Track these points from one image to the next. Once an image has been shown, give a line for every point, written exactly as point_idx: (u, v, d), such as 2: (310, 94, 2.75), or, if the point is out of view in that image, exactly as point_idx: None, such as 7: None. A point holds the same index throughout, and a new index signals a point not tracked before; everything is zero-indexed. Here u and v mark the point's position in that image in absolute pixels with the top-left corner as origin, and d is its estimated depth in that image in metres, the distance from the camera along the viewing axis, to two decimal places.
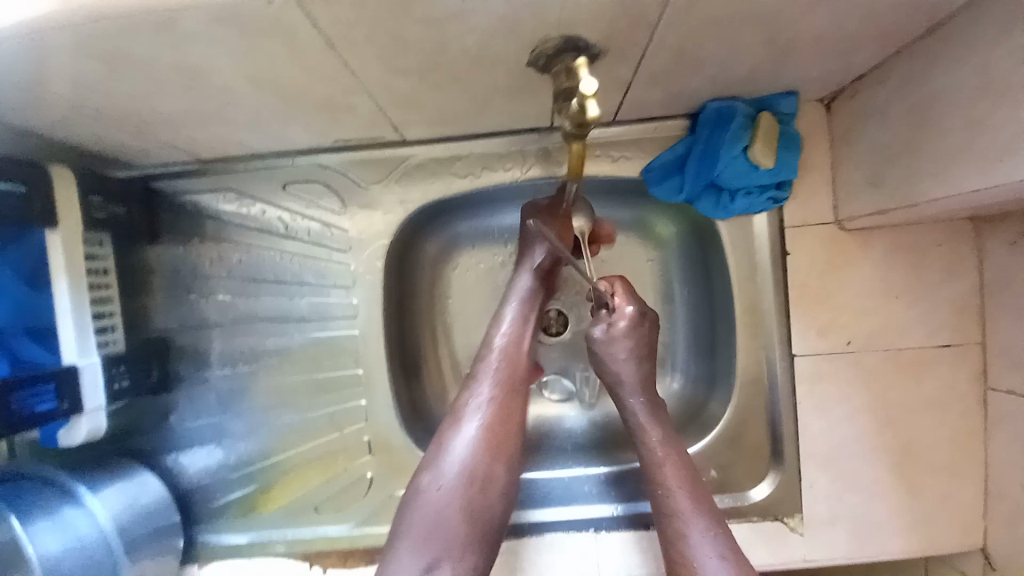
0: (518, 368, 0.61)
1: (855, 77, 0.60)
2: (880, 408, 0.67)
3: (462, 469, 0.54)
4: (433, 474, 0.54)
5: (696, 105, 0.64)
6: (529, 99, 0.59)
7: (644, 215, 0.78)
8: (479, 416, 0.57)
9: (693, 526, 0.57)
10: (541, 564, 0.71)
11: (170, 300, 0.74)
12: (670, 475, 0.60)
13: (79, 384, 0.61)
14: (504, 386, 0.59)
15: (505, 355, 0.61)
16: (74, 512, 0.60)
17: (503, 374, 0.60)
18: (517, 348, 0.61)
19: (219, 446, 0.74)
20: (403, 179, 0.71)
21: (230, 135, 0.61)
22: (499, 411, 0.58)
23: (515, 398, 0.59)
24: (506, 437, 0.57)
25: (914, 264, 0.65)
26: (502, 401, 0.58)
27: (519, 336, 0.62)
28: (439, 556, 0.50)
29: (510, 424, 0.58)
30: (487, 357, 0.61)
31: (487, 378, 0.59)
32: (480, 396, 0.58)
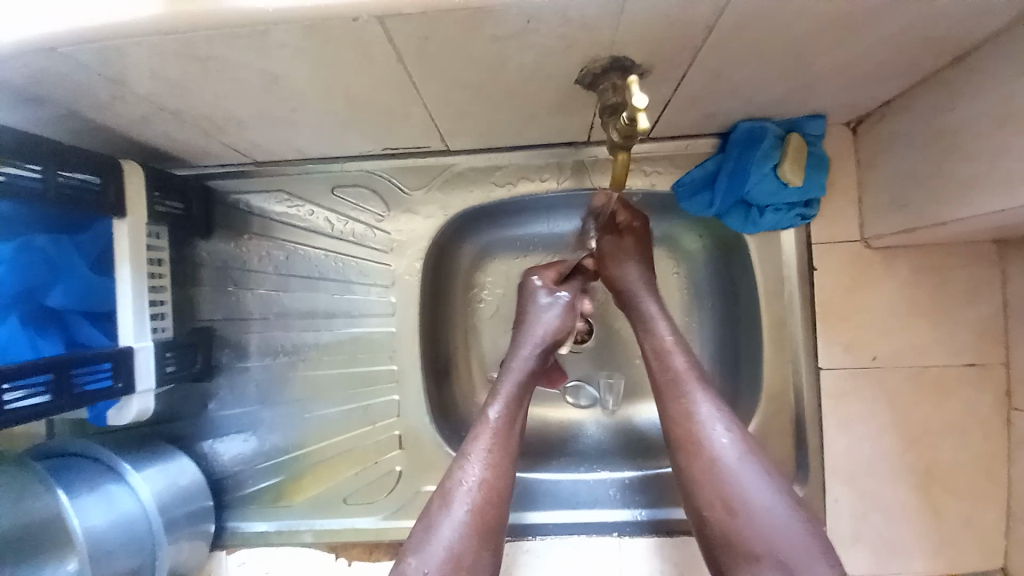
0: (505, 453, 0.59)
1: (881, 104, 0.63)
2: (904, 424, 0.68)
3: (447, 553, 0.53)
4: (419, 559, 0.53)
5: (727, 125, 0.68)
6: (570, 115, 0.62)
7: (670, 228, 0.80)
8: (469, 500, 0.56)
9: (713, 427, 0.57)
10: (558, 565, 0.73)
11: (217, 293, 0.78)
12: (685, 381, 0.60)
13: (133, 364, 0.64)
14: (493, 472, 0.58)
15: (494, 438, 0.60)
16: (119, 489, 0.63)
17: (495, 453, 0.59)
18: (508, 434, 0.60)
19: (254, 435, 0.77)
20: (445, 185, 0.75)
21: (289, 138, 0.66)
22: (488, 494, 0.57)
23: (505, 480, 0.58)
24: (493, 514, 0.57)
25: (939, 286, 0.67)
26: (486, 495, 0.57)
27: (508, 421, 0.61)
28: None
29: (497, 510, 0.57)
30: (478, 435, 0.60)
31: (475, 461, 0.58)
32: (471, 479, 0.57)
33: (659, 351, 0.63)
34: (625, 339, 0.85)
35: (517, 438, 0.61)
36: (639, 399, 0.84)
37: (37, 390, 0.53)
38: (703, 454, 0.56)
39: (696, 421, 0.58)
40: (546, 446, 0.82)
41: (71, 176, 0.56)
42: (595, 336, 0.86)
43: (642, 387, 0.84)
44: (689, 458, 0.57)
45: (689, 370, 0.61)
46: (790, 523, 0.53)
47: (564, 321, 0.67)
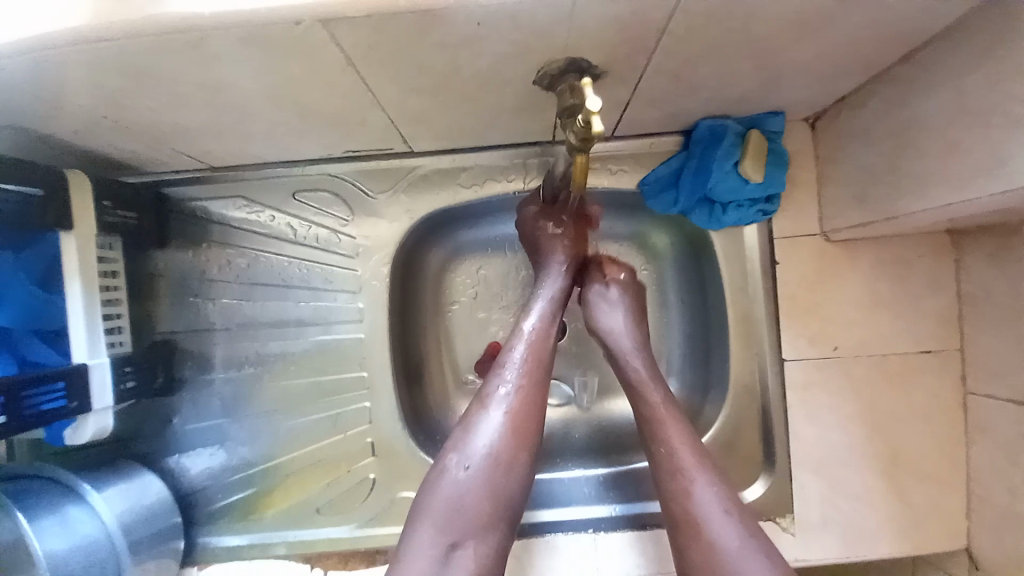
0: (542, 359, 0.60)
1: (836, 100, 0.64)
2: (867, 412, 0.70)
3: (487, 451, 0.54)
4: (459, 455, 0.55)
5: (690, 123, 0.68)
6: (532, 116, 0.62)
7: (639, 226, 0.80)
8: (506, 403, 0.57)
9: (705, 497, 0.54)
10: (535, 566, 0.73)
11: (178, 304, 0.76)
12: (682, 458, 0.56)
13: (88, 382, 0.62)
14: (532, 378, 0.59)
15: (530, 346, 0.61)
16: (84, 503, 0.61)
17: (530, 362, 0.59)
18: (542, 342, 0.61)
19: (223, 448, 0.75)
20: (410, 188, 0.74)
21: (245, 144, 0.64)
22: (524, 398, 0.57)
23: (541, 389, 0.59)
24: (531, 418, 0.57)
25: (897, 276, 0.69)
26: (524, 401, 0.57)
27: (543, 333, 0.62)
28: (460, 537, 0.51)
29: (534, 416, 0.57)
30: (514, 347, 0.61)
31: (513, 368, 0.59)
32: (508, 384, 0.58)
33: (654, 418, 0.59)
34: None
35: (552, 351, 0.62)
36: (612, 397, 0.85)
37: None
38: (698, 529, 0.53)
39: (691, 497, 0.54)
40: None
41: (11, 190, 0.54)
42: (568, 335, 0.86)
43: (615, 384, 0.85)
44: (689, 542, 0.53)
45: (686, 444, 0.57)
46: None
47: (576, 245, 0.69)
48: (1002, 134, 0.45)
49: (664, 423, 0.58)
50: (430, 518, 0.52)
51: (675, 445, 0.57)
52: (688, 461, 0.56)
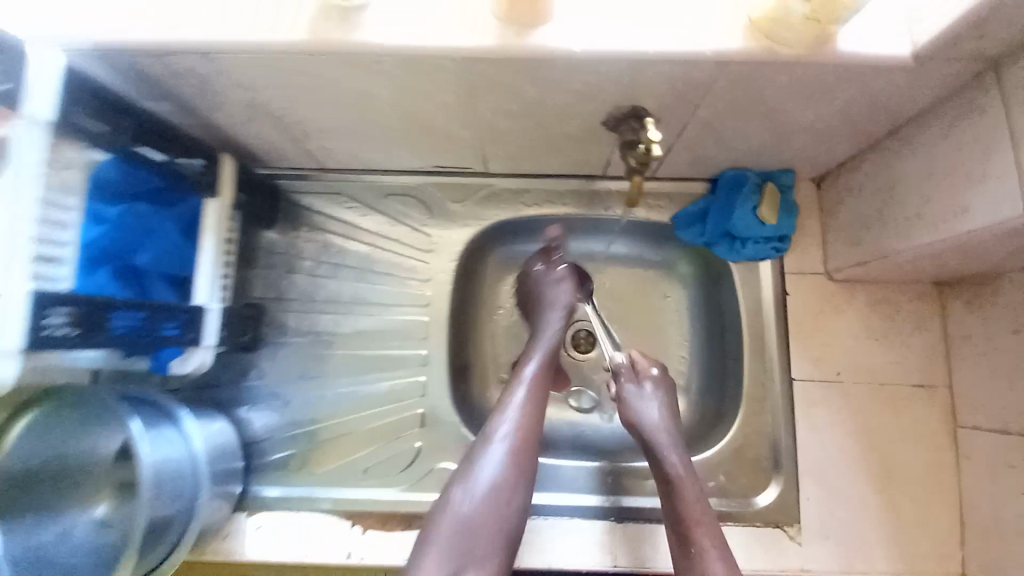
0: (536, 404, 0.71)
1: (837, 165, 0.80)
2: (866, 433, 0.79)
3: (489, 484, 0.64)
4: (464, 487, 0.64)
5: (718, 171, 0.84)
6: (594, 149, 0.78)
7: (667, 255, 0.94)
8: (505, 442, 0.66)
9: None
10: (554, 546, 0.77)
11: (271, 276, 0.88)
12: (708, 556, 0.65)
13: (202, 321, 0.74)
14: (528, 422, 0.69)
15: (526, 394, 0.71)
16: (182, 425, 0.70)
17: (526, 409, 0.70)
18: (535, 393, 0.72)
19: (287, 406, 0.85)
20: (482, 201, 0.89)
21: (363, 149, 0.80)
22: (521, 442, 0.67)
23: (534, 434, 0.69)
24: (526, 455, 0.67)
25: (889, 316, 0.81)
26: (520, 444, 0.67)
27: (537, 385, 0.72)
28: (466, 561, 0.59)
29: (529, 455, 0.67)
30: (512, 395, 0.71)
31: (512, 411, 0.69)
32: (506, 429, 0.68)
33: (684, 522, 0.68)
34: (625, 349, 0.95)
35: (544, 400, 0.72)
36: None
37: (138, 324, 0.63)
38: None
39: None
40: (550, 438, 0.90)
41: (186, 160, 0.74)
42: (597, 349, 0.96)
43: None
44: None
45: (709, 543, 0.66)
46: None
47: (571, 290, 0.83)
48: (963, 187, 0.59)
49: (695, 529, 0.67)
50: (439, 537, 0.60)
51: (705, 548, 0.65)
52: (712, 556, 0.65)
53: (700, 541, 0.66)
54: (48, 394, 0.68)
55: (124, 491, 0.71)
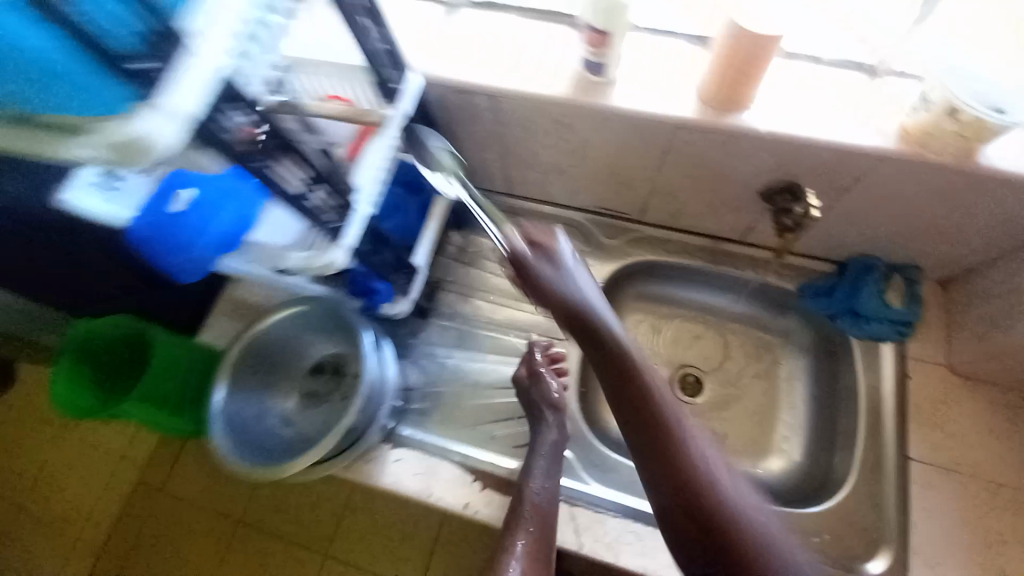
0: (539, 497, 0.79)
1: (963, 270, 0.90)
2: (984, 530, 0.78)
3: None
4: None
5: (847, 256, 0.96)
6: (741, 215, 0.94)
7: (786, 323, 1.04)
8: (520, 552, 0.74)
9: None
10: (652, 556, 0.81)
11: (450, 266, 1.10)
12: None
13: (412, 279, 0.94)
14: (536, 527, 0.77)
15: (533, 503, 0.79)
16: (386, 351, 0.90)
17: (532, 526, 0.77)
18: (539, 502, 0.79)
19: (439, 368, 1.03)
20: (632, 242, 1.07)
21: (551, 183, 1.04)
22: (535, 552, 0.75)
23: (545, 539, 0.76)
24: (541, 563, 0.74)
25: (1009, 420, 0.84)
26: (534, 548, 0.75)
27: (542, 485, 0.81)
28: None
29: (545, 555, 0.75)
30: (521, 506, 0.79)
31: (518, 555, 0.74)
32: (520, 542, 0.75)
33: None
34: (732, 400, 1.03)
35: (552, 504, 0.79)
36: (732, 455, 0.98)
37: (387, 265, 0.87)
38: None
39: None
40: None
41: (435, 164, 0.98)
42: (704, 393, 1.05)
43: (736, 445, 0.99)
44: None
45: None
46: None
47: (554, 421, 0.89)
48: None
49: None
50: None
51: None
52: None
53: None
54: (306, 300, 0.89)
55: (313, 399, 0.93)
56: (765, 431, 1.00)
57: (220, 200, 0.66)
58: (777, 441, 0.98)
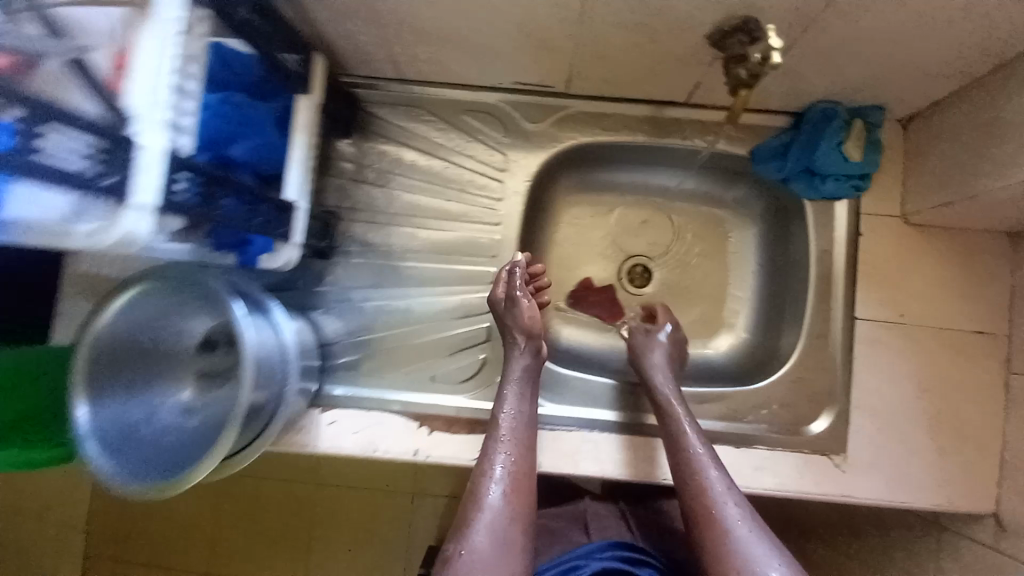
0: (514, 433, 0.72)
1: (931, 104, 0.78)
2: (921, 375, 0.79)
3: (489, 531, 0.65)
4: (467, 552, 0.63)
5: (805, 105, 0.82)
6: (686, 72, 0.76)
7: (736, 194, 0.94)
8: (501, 480, 0.68)
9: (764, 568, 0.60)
10: (610, 458, 0.79)
11: (348, 187, 0.89)
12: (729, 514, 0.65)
13: (293, 219, 0.75)
14: (519, 458, 0.70)
15: (512, 428, 0.72)
16: (274, 316, 0.71)
17: (517, 448, 0.71)
18: (519, 424, 0.73)
19: (356, 313, 0.87)
20: (560, 122, 0.88)
21: (447, 57, 0.79)
22: (520, 467, 0.70)
23: (527, 461, 0.71)
24: (524, 490, 0.69)
25: (959, 262, 0.80)
26: (513, 482, 0.68)
27: (517, 415, 0.73)
28: None
29: (527, 472, 0.70)
30: (496, 433, 0.72)
31: (498, 480, 0.68)
32: (499, 468, 0.69)
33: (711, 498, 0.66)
34: (684, 284, 0.97)
35: (529, 427, 0.74)
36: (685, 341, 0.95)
37: (236, 207, 0.63)
38: None
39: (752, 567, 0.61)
40: (598, 361, 0.93)
41: (287, 57, 0.71)
42: (654, 282, 0.97)
43: (688, 331, 0.95)
44: None
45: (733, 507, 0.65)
46: None
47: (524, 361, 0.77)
48: None
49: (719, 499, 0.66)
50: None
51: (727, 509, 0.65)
52: (736, 518, 0.64)
53: (723, 506, 0.66)
54: (150, 273, 0.68)
55: (209, 379, 0.75)
56: (716, 311, 0.95)
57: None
58: (728, 318, 0.95)
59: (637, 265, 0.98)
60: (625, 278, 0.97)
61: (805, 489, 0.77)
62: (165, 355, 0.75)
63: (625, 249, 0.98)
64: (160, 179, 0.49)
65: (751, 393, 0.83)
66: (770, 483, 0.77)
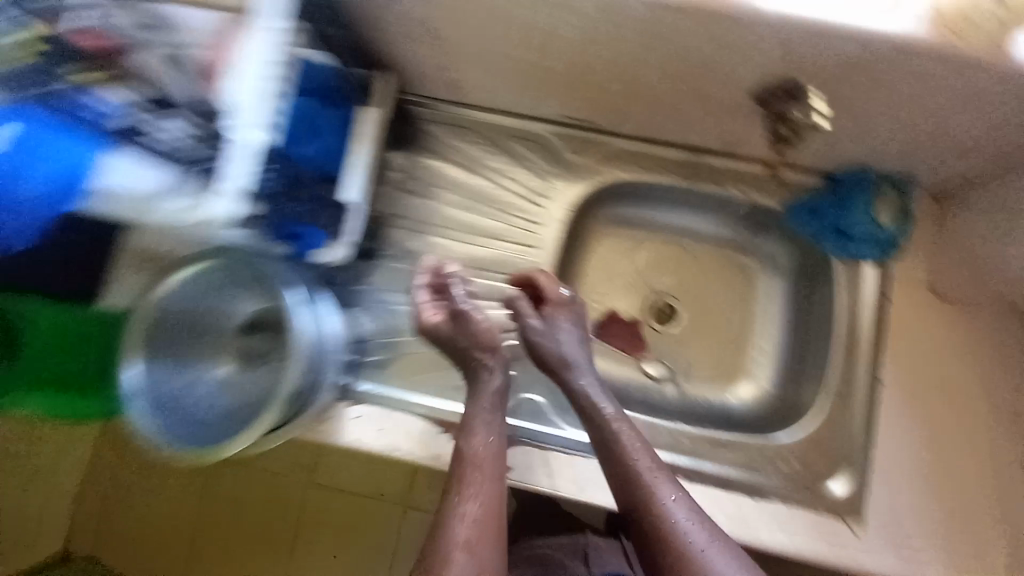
0: (487, 472, 0.67)
1: (965, 180, 0.80)
2: (943, 448, 0.77)
3: None
4: None
5: (839, 168, 0.85)
6: (728, 123, 0.81)
7: (766, 245, 0.97)
8: (465, 529, 0.62)
9: None
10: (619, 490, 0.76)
11: (394, 195, 0.94)
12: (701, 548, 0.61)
13: (349, 218, 0.81)
14: (483, 501, 0.65)
15: (472, 464, 0.67)
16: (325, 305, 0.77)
17: (480, 487, 0.66)
18: (487, 460, 0.68)
19: (392, 313, 0.92)
20: (603, 158, 0.93)
21: (504, 88, 0.85)
22: (483, 512, 0.64)
23: (490, 503, 0.65)
24: (491, 537, 0.63)
25: (985, 338, 0.80)
26: (479, 531, 0.62)
27: (490, 445, 0.69)
28: None
29: (494, 515, 0.64)
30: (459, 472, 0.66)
31: (462, 530, 0.62)
32: (463, 512, 0.63)
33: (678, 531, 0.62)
34: (707, 328, 0.98)
35: (499, 462, 0.69)
36: (705, 385, 0.96)
37: None
38: None
39: None
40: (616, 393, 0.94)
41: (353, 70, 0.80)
42: (679, 322, 0.99)
43: (707, 375, 0.96)
44: None
45: (706, 540, 0.62)
46: None
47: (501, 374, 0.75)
48: None
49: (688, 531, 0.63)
50: None
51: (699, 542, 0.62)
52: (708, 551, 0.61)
53: (693, 538, 0.62)
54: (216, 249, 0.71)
55: (252, 357, 0.77)
56: (736, 358, 0.97)
57: (37, 145, 0.51)
58: (748, 366, 0.96)
59: (662, 303, 1.00)
60: (651, 315, 1.00)
61: (817, 550, 0.72)
62: (215, 329, 0.77)
63: (653, 288, 1.00)
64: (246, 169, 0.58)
65: (766, 444, 0.84)
66: (779, 539, 0.73)
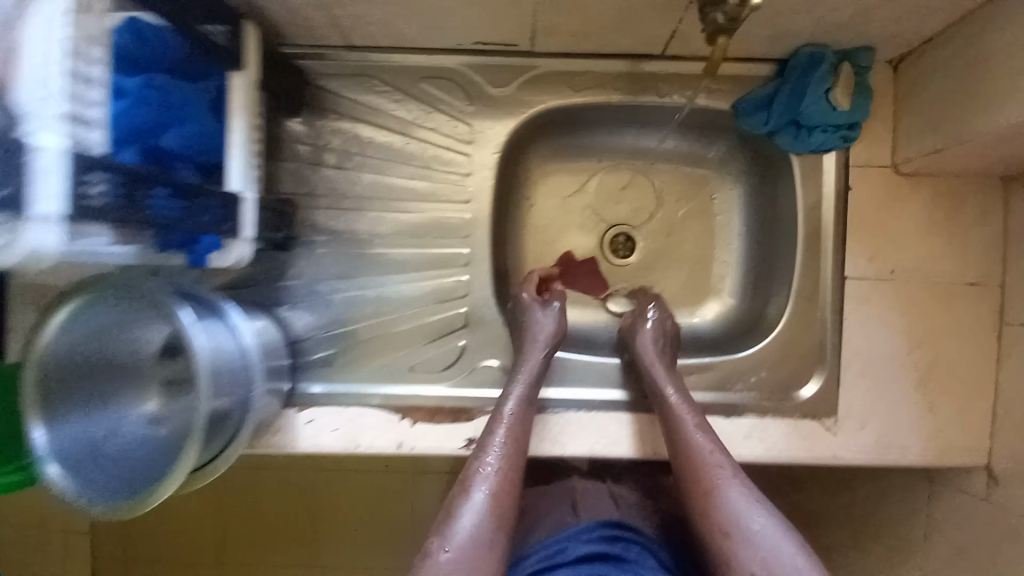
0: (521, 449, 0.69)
1: (924, 41, 0.72)
2: (912, 329, 0.77)
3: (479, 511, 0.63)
4: (441, 537, 0.62)
5: (790, 49, 0.76)
6: (659, 20, 0.69)
7: (720, 152, 0.89)
8: (487, 486, 0.65)
9: (748, 511, 0.62)
10: (569, 434, 0.77)
11: (298, 172, 0.82)
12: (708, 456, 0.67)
13: (238, 211, 0.67)
14: (518, 416, 0.71)
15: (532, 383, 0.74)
16: (233, 317, 0.68)
17: (511, 443, 0.69)
18: (529, 402, 0.72)
19: (320, 306, 0.82)
20: (526, 84, 0.81)
21: (395, 20, 0.71)
22: (514, 437, 0.69)
23: (525, 419, 0.71)
24: (518, 445, 0.69)
25: (953, 212, 0.76)
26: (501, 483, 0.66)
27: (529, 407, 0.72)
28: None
29: (518, 446, 0.69)
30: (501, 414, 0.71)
31: (494, 452, 0.68)
32: (488, 467, 0.67)
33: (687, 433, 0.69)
34: (668, 252, 0.93)
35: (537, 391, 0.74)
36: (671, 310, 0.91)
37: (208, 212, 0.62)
38: (737, 531, 0.61)
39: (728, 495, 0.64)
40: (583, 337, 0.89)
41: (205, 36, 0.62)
42: (636, 252, 0.93)
43: (673, 299, 0.92)
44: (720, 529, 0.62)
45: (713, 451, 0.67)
46: (760, 524, 0.61)
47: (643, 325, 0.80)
48: None
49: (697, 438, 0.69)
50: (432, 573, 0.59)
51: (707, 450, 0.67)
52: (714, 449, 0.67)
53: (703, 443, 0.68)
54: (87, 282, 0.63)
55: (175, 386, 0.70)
56: (701, 277, 0.92)
57: None
58: (713, 283, 0.92)
59: (618, 234, 0.93)
60: (607, 248, 0.93)
61: (794, 450, 0.76)
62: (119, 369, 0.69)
63: (607, 218, 0.93)
64: (65, 183, 0.45)
65: (740, 360, 0.80)
66: (759, 450, 0.76)
